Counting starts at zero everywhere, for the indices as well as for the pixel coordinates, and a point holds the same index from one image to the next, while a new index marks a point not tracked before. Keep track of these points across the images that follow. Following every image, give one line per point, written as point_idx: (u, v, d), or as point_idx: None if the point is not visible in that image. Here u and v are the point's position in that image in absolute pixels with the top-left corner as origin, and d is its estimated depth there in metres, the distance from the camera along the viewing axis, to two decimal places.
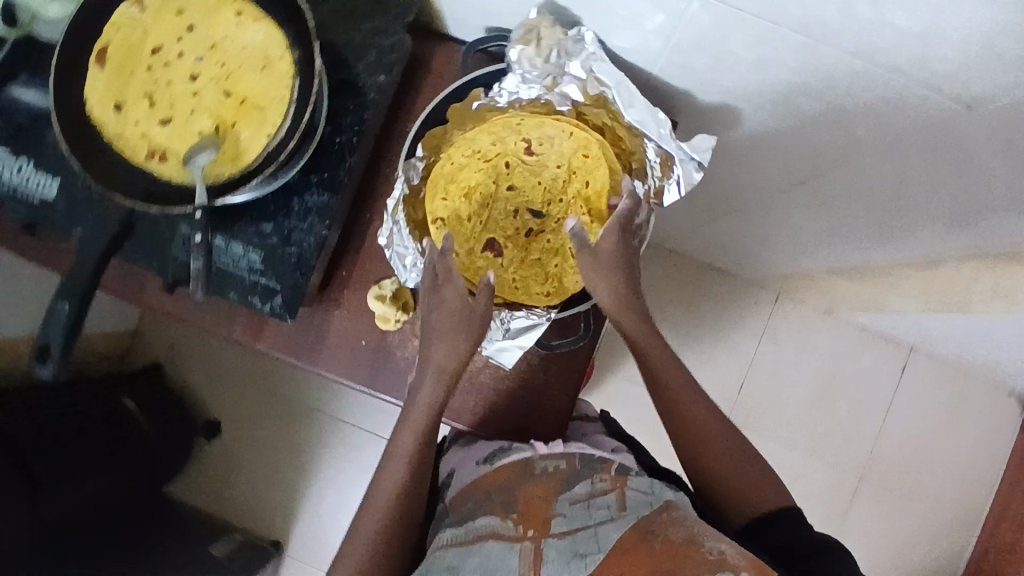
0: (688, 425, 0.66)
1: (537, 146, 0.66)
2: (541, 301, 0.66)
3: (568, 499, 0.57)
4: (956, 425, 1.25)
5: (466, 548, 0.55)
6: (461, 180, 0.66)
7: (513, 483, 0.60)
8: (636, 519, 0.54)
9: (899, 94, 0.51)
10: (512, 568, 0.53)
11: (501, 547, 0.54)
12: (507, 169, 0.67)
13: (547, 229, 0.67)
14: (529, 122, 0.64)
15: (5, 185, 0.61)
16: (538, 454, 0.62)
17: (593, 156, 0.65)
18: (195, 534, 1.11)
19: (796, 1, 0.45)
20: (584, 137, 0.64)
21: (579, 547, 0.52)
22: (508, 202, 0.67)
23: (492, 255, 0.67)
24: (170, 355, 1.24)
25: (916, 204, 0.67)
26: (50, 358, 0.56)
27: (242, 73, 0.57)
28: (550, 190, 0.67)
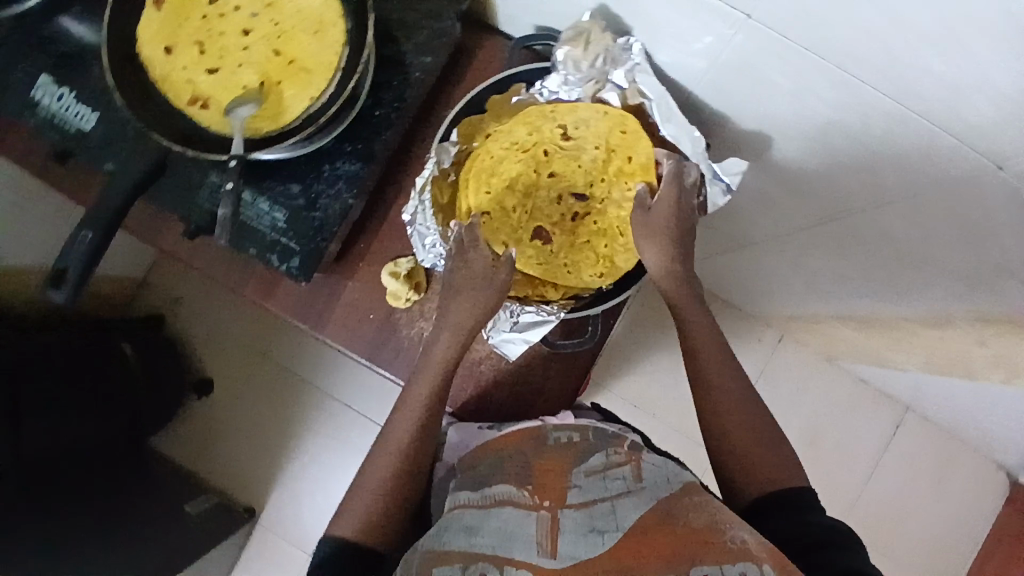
0: (712, 394, 0.62)
1: (572, 129, 0.65)
2: (595, 284, 0.67)
3: (583, 470, 0.56)
4: (941, 491, 1.24)
5: (481, 512, 0.52)
6: (501, 170, 0.66)
7: (526, 451, 0.59)
8: (655, 496, 0.52)
9: (932, 147, 0.52)
10: (529, 535, 0.49)
11: (517, 514, 0.51)
12: (547, 154, 0.66)
13: (592, 212, 0.67)
14: (560, 107, 0.64)
15: (44, 111, 0.63)
16: (550, 425, 0.62)
17: (632, 131, 0.63)
18: (170, 488, 1.11)
19: (846, 37, 0.46)
20: (619, 114, 0.63)
21: (597, 522, 0.49)
22: (552, 189, 0.67)
23: (540, 243, 0.67)
24: (172, 308, 1.25)
25: (933, 261, 0.68)
26: (64, 285, 0.56)
27: (294, 33, 0.58)
28: (592, 171, 0.66)
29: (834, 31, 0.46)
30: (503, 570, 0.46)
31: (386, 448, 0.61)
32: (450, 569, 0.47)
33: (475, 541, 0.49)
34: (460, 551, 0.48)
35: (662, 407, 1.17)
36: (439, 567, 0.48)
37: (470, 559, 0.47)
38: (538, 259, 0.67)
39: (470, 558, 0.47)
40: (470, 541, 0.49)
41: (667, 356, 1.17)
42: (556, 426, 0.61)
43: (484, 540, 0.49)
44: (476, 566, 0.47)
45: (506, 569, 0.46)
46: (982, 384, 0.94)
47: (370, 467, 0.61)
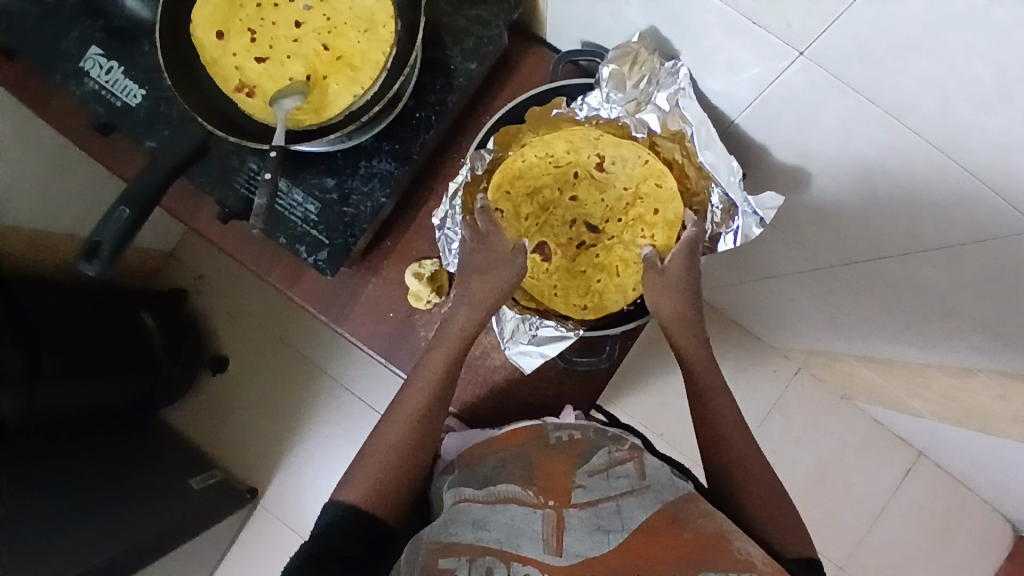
0: (727, 449, 0.61)
1: (609, 163, 0.65)
2: (577, 316, 0.66)
3: (586, 471, 0.55)
4: (947, 541, 1.22)
5: (488, 508, 0.51)
6: (529, 177, 0.65)
7: (529, 448, 0.58)
8: (661, 498, 0.52)
9: (972, 202, 0.51)
10: (535, 531, 0.48)
11: (523, 510, 0.50)
12: (576, 178, 0.66)
13: (597, 248, 0.67)
14: (607, 141, 0.64)
15: (92, 83, 0.64)
16: (552, 424, 0.61)
17: (667, 187, 0.64)
18: (176, 461, 1.13)
19: (898, 83, 0.45)
20: (658, 168, 0.64)
21: (603, 521, 0.49)
22: (569, 211, 0.66)
23: (540, 257, 0.66)
24: (196, 283, 1.27)
25: (963, 313, 0.67)
26: (97, 258, 0.57)
27: (345, 30, 0.58)
28: (612, 209, 0.66)
29: (886, 76, 0.45)
30: (511, 567, 0.46)
31: (395, 421, 0.61)
32: (457, 561, 0.47)
33: (482, 535, 0.48)
34: (468, 544, 0.48)
35: (670, 429, 1.17)
36: (445, 559, 0.47)
37: (477, 551, 0.47)
38: (537, 272, 0.66)
39: (477, 550, 0.47)
40: (477, 534, 0.48)
41: (679, 377, 1.17)
42: (558, 426, 0.61)
43: (491, 535, 0.48)
44: (484, 558, 0.46)
45: (514, 564, 0.46)
46: (1001, 440, 0.92)
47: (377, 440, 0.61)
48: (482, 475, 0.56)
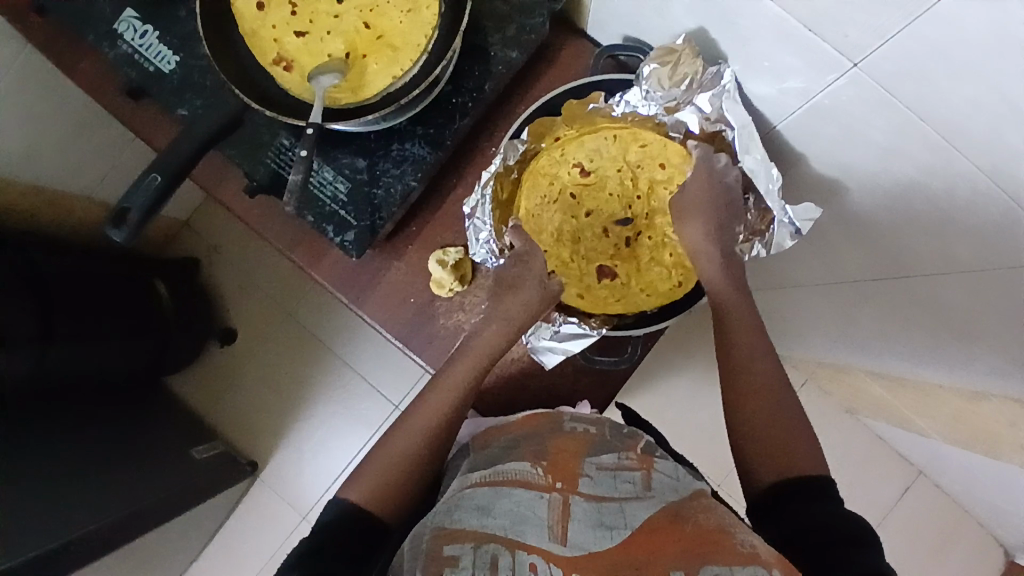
0: (745, 379, 0.59)
1: (590, 163, 0.66)
2: (678, 294, 0.66)
3: (594, 463, 0.55)
4: (940, 561, 1.22)
5: (491, 493, 0.50)
6: (541, 225, 0.67)
7: (542, 434, 0.59)
8: (664, 498, 0.51)
9: (1011, 231, 0.50)
10: (540, 518, 0.48)
11: (529, 496, 0.50)
12: (577, 196, 0.67)
13: (640, 226, 0.67)
14: (569, 144, 0.65)
15: (125, 46, 0.63)
16: (569, 415, 0.62)
17: (630, 135, 0.65)
18: (179, 431, 1.13)
19: (954, 105, 0.44)
20: (625, 134, 0.65)
21: (606, 518, 0.48)
22: (594, 227, 0.67)
23: (608, 280, 0.67)
24: (208, 253, 1.26)
25: (985, 339, 0.66)
26: (125, 225, 0.57)
27: (388, 9, 0.57)
28: (624, 196, 0.66)
29: (941, 97, 0.44)
30: (515, 553, 0.45)
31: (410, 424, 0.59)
32: (461, 547, 0.46)
33: (487, 522, 0.47)
34: (471, 531, 0.47)
35: (674, 431, 1.17)
36: (451, 543, 0.46)
37: (482, 539, 0.46)
38: (614, 296, 0.66)
39: (481, 538, 0.46)
40: (481, 521, 0.48)
41: (687, 380, 1.17)
42: (574, 416, 0.61)
43: (495, 522, 0.47)
44: (489, 546, 0.45)
45: (517, 552, 0.45)
46: (1005, 465, 0.92)
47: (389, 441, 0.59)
48: (496, 456, 0.57)
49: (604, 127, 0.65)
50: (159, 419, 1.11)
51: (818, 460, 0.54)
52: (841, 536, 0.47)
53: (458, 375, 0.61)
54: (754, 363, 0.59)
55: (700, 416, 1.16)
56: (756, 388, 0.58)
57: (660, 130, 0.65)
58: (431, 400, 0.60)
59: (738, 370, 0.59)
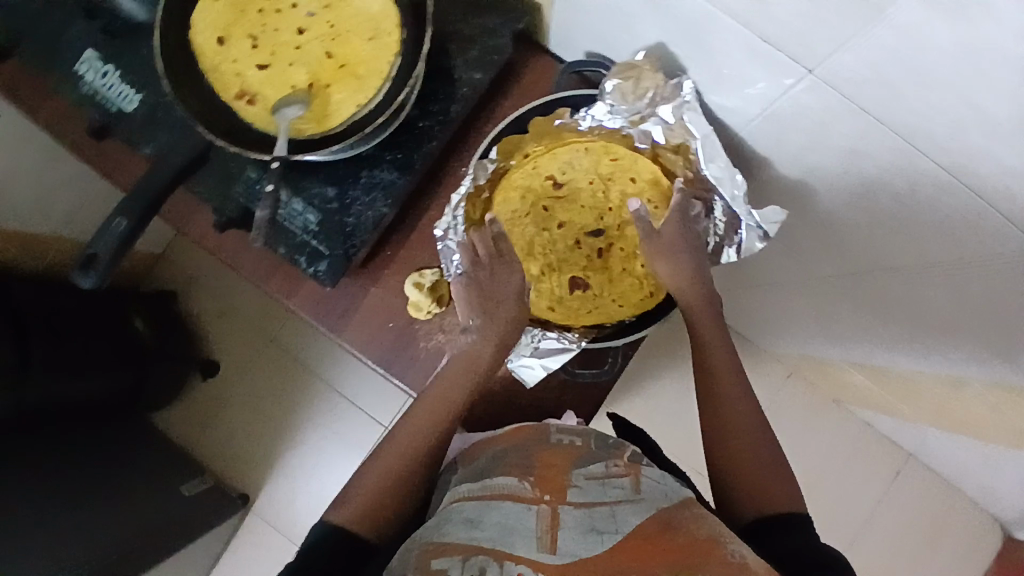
0: (725, 412, 0.60)
1: (562, 176, 0.66)
2: (649, 304, 0.66)
3: (583, 473, 0.54)
4: (935, 544, 1.23)
5: (480, 507, 0.51)
6: (514, 239, 0.66)
7: (529, 446, 0.58)
8: (655, 505, 0.51)
9: (976, 220, 0.51)
10: (529, 529, 0.47)
11: (517, 507, 0.50)
12: (549, 207, 0.66)
13: (612, 237, 0.66)
14: (540, 159, 0.66)
15: (87, 87, 0.63)
16: (554, 426, 0.61)
17: (603, 149, 0.65)
18: (166, 466, 1.11)
19: (908, 104, 0.45)
20: (598, 147, 0.65)
21: (597, 523, 0.48)
22: (566, 238, 0.66)
23: (580, 291, 0.66)
24: (186, 285, 1.25)
25: (959, 326, 0.67)
26: (93, 270, 0.56)
27: (349, 37, 0.57)
28: (596, 207, 0.66)
29: (896, 99, 0.45)
30: (503, 565, 0.44)
31: (397, 446, 0.61)
32: (449, 560, 0.46)
33: (475, 535, 0.47)
34: (460, 544, 0.47)
35: (664, 434, 1.17)
36: (438, 558, 0.46)
37: (470, 551, 0.46)
38: (587, 307, 0.66)
39: (469, 550, 0.46)
40: (470, 534, 0.48)
41: (674, 382, 1.17)
42: (560, 427, 0.61)
43: (483, 534, 0.47)
44: (476, 558, 0.45)
45: (506, 563, 0.44)
46: (990, 445, 0.93)
47: (375, 464, 0.60)
48: (486, 467, 0.57)
49: (574, 141, 0.66)
50: (146, 455, 1.09)
51: (791, 496, 0.56)
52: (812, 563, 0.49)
53: (442, 391, 0.62)
54: (731, 391, 0.61)
55: (688, 417, 1.17)
56: (736, 420, 0.60)
57: (626, 142, 0.65)
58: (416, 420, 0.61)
59: (717, 404, 0.61)
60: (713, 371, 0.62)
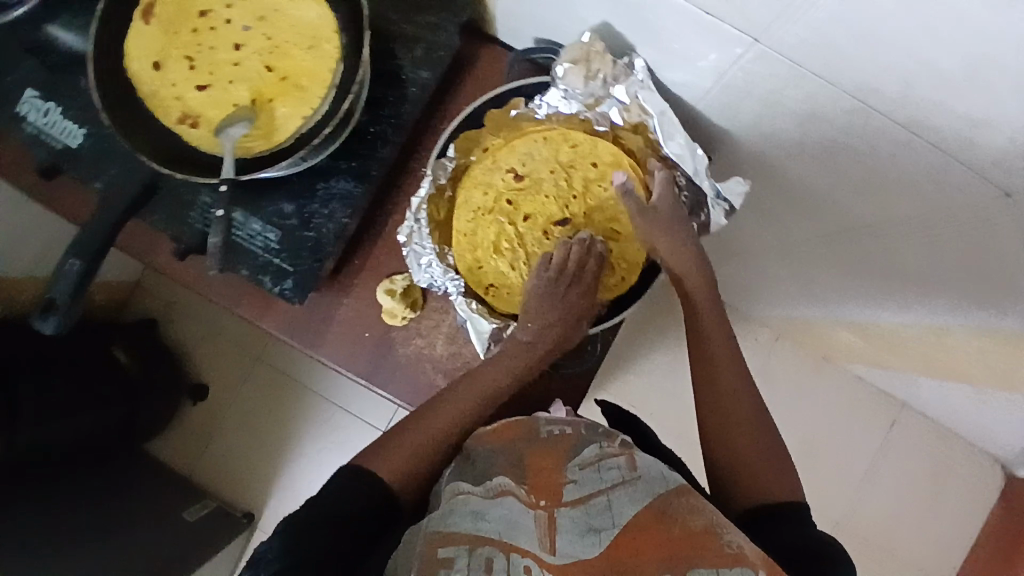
0: (724, 400, 0.59)
1: (522, 167, 0.64)
2: (620, 289, 0.66)
3: (577, 464, 0.51)
4: (937, 489, 1.25)
5: (486, 500, 0.48)
6: (479, 239, 0.64)
7: (518, 443, 0.54)
8: (650, 491, 0.49)
9: (940, 171, 0.50)
10: (531, 529, 0.45)
11: (517, 505, 0.47)
12: (512, 201, 0.64)
13: (578, 225, 0.64)
14: (498, 153, 0.64)
15: (29, 127, 0.60)
16: (543, 419, 0.57)
17: (564, 135, 0.64)
18: (167, 494, 1.10)
19: (858, 63, 0.44)
20: (555, 135, 0.64)
21: (594, 520, 0.46)
22: (532, 231, 0.64)
23: None
24: (167, 311, 1.24)
25: (938, 277, 0.67)
26: (54, 315, 0.55)
27: (288, 49, 0.56)
28: (560, 196, 0.64)
29: (843, 60, 0.45)
30: (510, 557, 0.44)
31: (443, 411, 0.59)
32: (455, 550, 0.45)
33: (482, 525, 0.46)
34: (466, 534, 0.46)
35: (660, 410, 1.17)
36: (444, 549, 0.45)
37: (476, 543, 0.45)
38: None
39: (476, 541, 0.45)
40: (476, 525, 0.46)
41: (664, 358, 1.17)
42: (549, 418, 0.57)
43: (490, 526, 0.46)
44: (483, 549, 0.44)
45: (513, 556, 0.44)
46: (980, 388, 0.94)
47: (415, 425, 0.58)
48: (478, 469, 0.52)
49: (531, 130, 0.64)
50: (146, 484, 1.09)
51: (790, 483, 0.55)
52: (807, 555, 0.49)
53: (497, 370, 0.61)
54: (727, 378, 0.60)
55: (682, 390, 1.17)
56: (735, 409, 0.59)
57: (585, 127, 0.64)
58: (465, 392, 0.60)
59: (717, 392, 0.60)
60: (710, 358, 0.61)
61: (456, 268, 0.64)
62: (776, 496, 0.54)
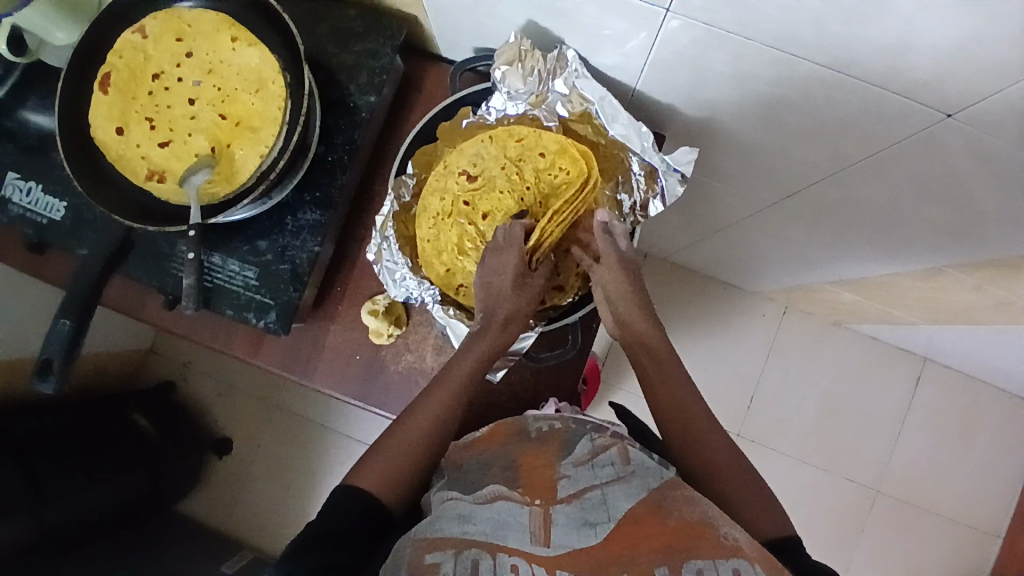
0: (697, 432, 0.58)
1: (473, 168, 0.65)
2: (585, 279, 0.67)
3: (571, 462, 0.51)
4: (972, 441, 1.21)
5: (474, 504, 0.47)
6: (443, 243, 0.66)
7: (509, 446, 0.53)
8: (646, 485, 0.48)
9: (876, 104, 0.51)
10: (522, 524, 0.45)
11: (509, 505, 0.46)
12: (470, 202, 0.66)
13: (538, 215, 0.65)
14: (450, 161, 0.65)
15: (14, 208, 0.63)
16: (531, 416, 0.57)
17: (511, 131, 0.65)
18: (204, 548, 1.11)
19: (765, 16, 0.45)
20: (501, 133, 0.65)
21: (589, 514, 0.45)
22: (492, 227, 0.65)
23: None
24: (182, 372, 1.27)
25: (911, 217, 0.66)
26: (51, 374, 0.57)
27: (238, 95, 0.59)
28: (513, 189, 0.65)
29: (750, 12, 0.46)
30: (497, 558, 0.42)
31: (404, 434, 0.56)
32: (442, 554, 0.43)
33: (468, 528, 0.45)
34: (454, 538, 0.44)
35: None
36: (431, 554, 0.43)
37: (463, 544, 0.44)
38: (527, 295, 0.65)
39: (463, 543, 0.44)
40: (462, 528, 0.45)
41: None
42: (537, 415, 0.57)
43: (477, 527, 0.45)
44: (469, 551, 0.43)
45: (500, 555, 0.42)
46: (991, 328, 0.91)
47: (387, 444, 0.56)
48: (469, 480, 0.51)
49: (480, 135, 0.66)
50: (184, 541, 1.10)
51: (778, 516, 0.54)
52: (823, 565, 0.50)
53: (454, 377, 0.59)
54: (699, 410, 0.59)
55: None
56: (709, 439, 0.57)
57: (535, 125, 0.66)
58: (430, 401, 0.58)
59: (689, 420, 0.58)
60: (684, 400, 0.59)
61: (430, 278, 0.66)
62: (773, 536, 0.53)
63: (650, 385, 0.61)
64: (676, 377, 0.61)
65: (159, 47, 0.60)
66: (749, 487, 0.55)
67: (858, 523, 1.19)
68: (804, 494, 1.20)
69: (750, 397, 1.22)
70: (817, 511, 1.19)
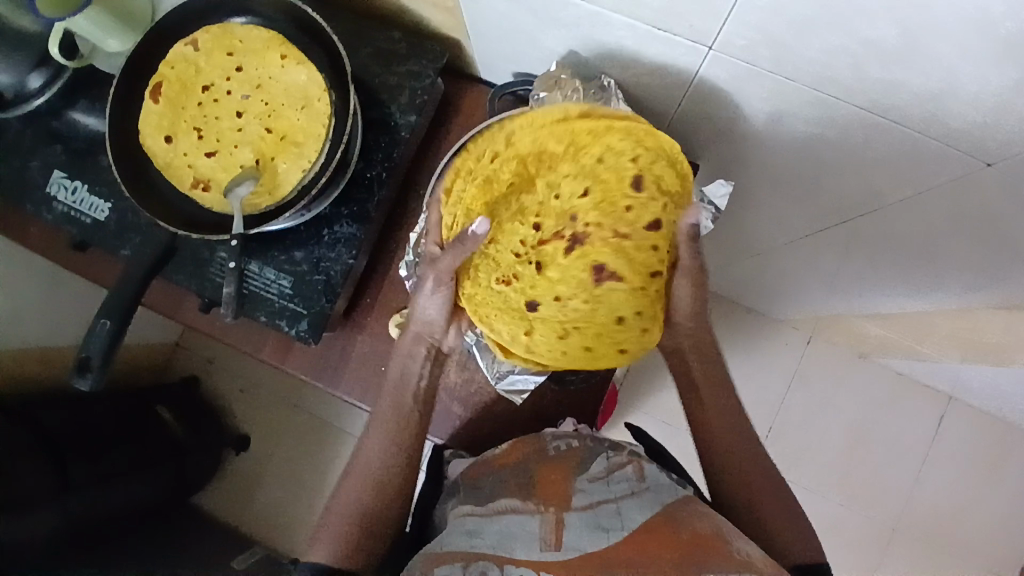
0: (735, 458, 0.60)
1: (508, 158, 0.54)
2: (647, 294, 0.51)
3: (586, 477, 0.51)
4: (997, 481, 1.19)
5: (482, 518, 0.49)
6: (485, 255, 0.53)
7: (525, 463, 0.54)
8: (660, 500, 0.48)
9: (913, 148, 0.51)
10: (532, 533, 0.46)
11: (520, 516, 0.48)
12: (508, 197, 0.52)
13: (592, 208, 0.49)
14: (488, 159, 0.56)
15: (60, 206, 0.66)
16: (549, 433, 0.57)
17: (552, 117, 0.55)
18: (219, 543, 1.13)
19: (806, 59, 0.46)
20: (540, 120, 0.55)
21: (602, 520, 0.46)
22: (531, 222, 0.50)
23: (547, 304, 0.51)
24: (206, 368, 1.30)
25: (946, 256, 0.66)
26: (88, 373, 0.59)
27: (284, 111, 0.61)
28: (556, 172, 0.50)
29: (792, 55, 0.46)
30: (504, 569, 0.43)
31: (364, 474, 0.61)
32: (450, 566, 0.44)
33: (476, 542, 0.46)
34: (460, 552, 0.45)
35: None
36: (440, 566, 0.45)
37: (471, 558, 0.45)
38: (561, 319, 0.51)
39: (470, 557, 0.45)
40: (470, 542, 0.46)
41: None
42: (555, 433, 0.57)
43: (484, 542, 0.46)
44: (477, 564, 0.44)
45: (506, 566, 0.43)
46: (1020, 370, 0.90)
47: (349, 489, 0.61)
48: (484, 492, 0.53)
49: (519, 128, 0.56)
50: (201, 535, 1.12)
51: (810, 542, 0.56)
52: None
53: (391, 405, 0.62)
54: (739, 433, 0.61)
55: None
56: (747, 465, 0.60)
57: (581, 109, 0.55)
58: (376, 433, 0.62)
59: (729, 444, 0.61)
60: (728, 421, 0.61)
61: None
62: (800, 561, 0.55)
63: (699, 401, 0.62)
64: (723, 397, 0.62)
65: (210, 61, 0.62)
66: (783, 514, 0.57)
67: (875, 560, 1.17)
68: (821, 526, 1.18)
69: (771, 424, 1.21)
70: (833, 544, 1.18)
